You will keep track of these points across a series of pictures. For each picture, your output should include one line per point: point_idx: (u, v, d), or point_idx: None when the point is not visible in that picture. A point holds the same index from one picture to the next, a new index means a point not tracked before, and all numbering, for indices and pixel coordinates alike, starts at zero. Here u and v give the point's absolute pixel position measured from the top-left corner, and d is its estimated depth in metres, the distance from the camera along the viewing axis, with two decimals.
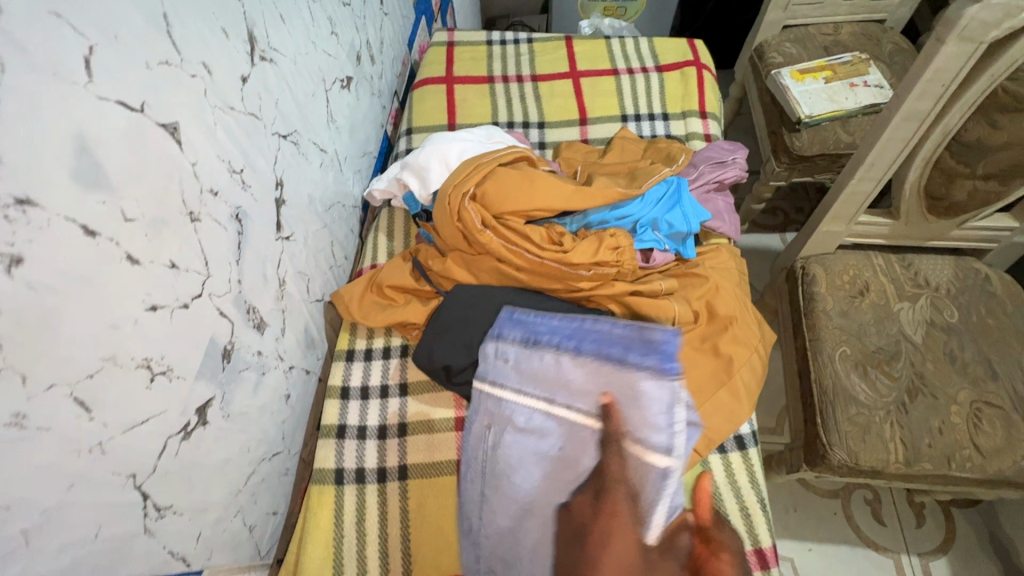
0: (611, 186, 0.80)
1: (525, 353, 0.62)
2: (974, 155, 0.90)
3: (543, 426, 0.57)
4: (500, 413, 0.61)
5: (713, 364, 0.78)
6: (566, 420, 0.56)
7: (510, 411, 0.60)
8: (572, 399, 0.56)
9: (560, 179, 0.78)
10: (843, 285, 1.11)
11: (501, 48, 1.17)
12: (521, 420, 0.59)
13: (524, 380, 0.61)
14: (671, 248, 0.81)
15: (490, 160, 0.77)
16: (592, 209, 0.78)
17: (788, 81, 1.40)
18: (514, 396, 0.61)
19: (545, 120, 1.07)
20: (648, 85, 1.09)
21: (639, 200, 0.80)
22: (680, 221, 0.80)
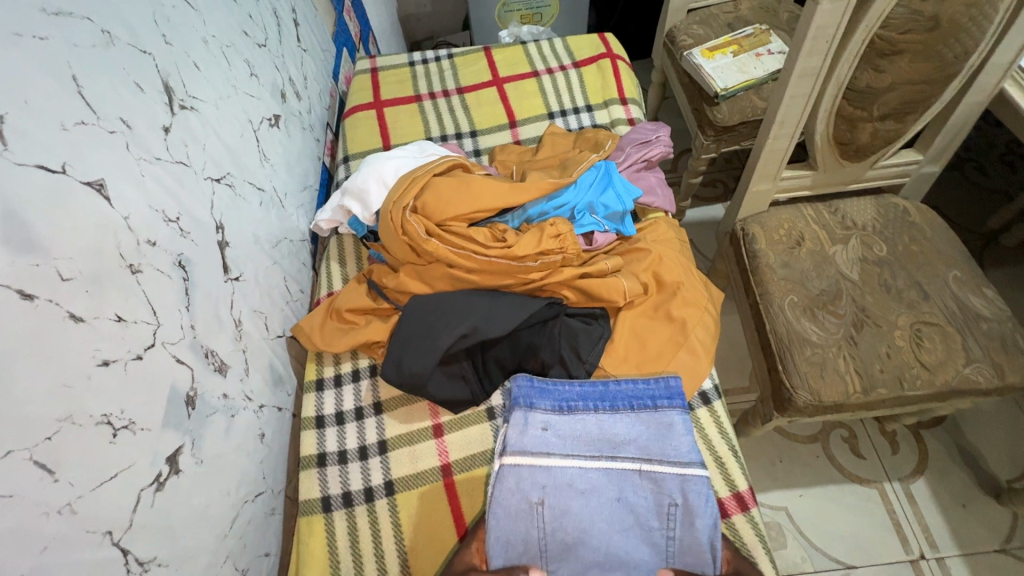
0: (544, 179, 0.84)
1: (562, 421, 0.72)
2: (866, 99, 0.98)
3: (601, 484, 0.68)
4: (554, 484, 0.67)
5: (668, 329, 0.83)
6: (618, 473, 0.69)
7: (566, 477, 0.68)
8: (617, 450, 0.71)
9: (495, 180, 0.81)
10: (780, 239, 1.18)
11: (424, 67, 1.20)
12: (577, 484, 0.68)
13: (565, 445, 0.70)
14: (611, 227, 0.85)
15: (424, 172, 0.80)
16: (529, 203, 0.82)
17: (700, 60, 1.49)
18: (563, 461, 0.69)
19: (476, 128, 1.10)
20: (568, 81, 1.15)
21: (573, 187, 0.83)
22: (615, 201, 0.84)
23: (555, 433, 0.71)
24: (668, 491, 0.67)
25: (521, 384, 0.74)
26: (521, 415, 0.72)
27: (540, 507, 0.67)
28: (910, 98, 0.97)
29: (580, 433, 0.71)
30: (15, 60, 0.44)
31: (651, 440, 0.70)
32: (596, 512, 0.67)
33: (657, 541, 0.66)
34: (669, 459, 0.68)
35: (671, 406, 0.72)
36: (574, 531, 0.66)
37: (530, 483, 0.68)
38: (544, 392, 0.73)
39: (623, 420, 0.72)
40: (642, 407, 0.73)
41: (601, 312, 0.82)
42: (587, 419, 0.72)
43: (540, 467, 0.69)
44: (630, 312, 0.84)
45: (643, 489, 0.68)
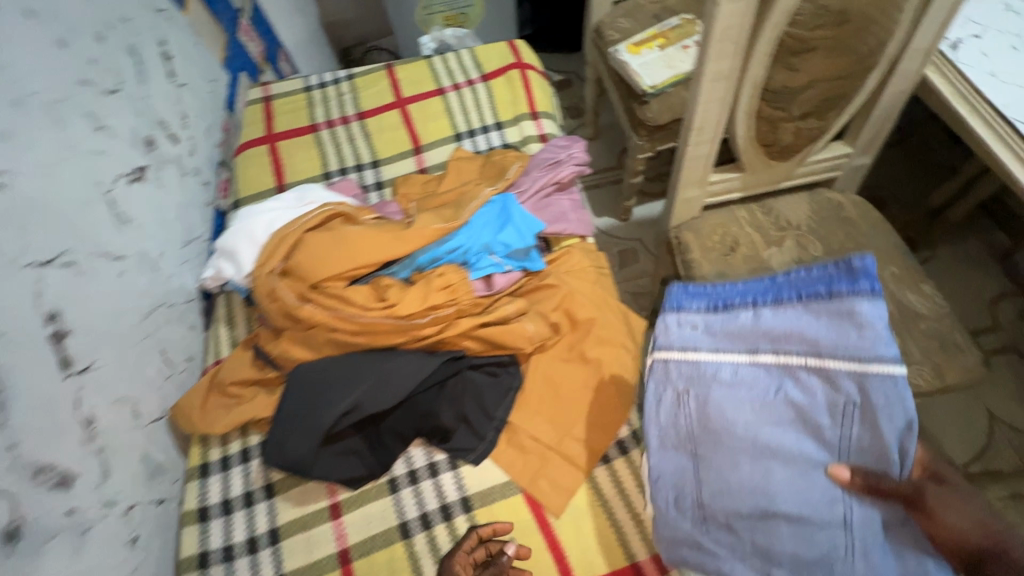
0: (433, 221, 0.75)
1: (716, 315, 0.53)
2: (784, 99, 0.92)
3: (757, 380, 0.50)
4: (699, 372, 0.51)
5: (582, 372, 0.77)
6: (777, 367, 0.49)
7: (711, 367, 0.51)
8: (778, 344, 0.50)
9: (376, 228, 0.73)
10: (714, 246, 1.13)
11: (321, 91, 1.11)
12: (724, 376, 0.51)
13: (726, 343, 0.52)
14: (514, 266, 0.78)
15: (295, 228, 0.72)
16: (418, 250, 0.74)
17: (626, 56, 1.41)
18: (712, 356, 0.52)
19: (378, 157, 1.01)
20: (476, 97, 1.07)
21: (465, 228, 0.76)
22: (514, 238, 0.77)
23: (706, 329, 0.53)
24: (846, 389, 0.46)
25: (675, 292, 0.56)
26: (670, 320, 0.55)
27: (684, 398, 0.51)
28: (829, 95, 0.93)
29: (734, 330, 0.52)
30: None
31: (822, 330, 0.48)
32: (749, 407, 0.49)
33: (827, 439, 0.47)
34: (847, 351, 0.46)
35: (868, 288, 0.48)
36: (714, 429, 0.49)
37: (678, 376, 0.52)
38: (696, 292, 0.56)
39: (787, 313, 0.51)
40: (813, 294, 0.50)
41: (509, 360, 0.76)
42: (743, 314, 0.52)
43: (688, 363, 0.52)
44: (542, 356, 0.79)
45: (808, 385, 0.48)
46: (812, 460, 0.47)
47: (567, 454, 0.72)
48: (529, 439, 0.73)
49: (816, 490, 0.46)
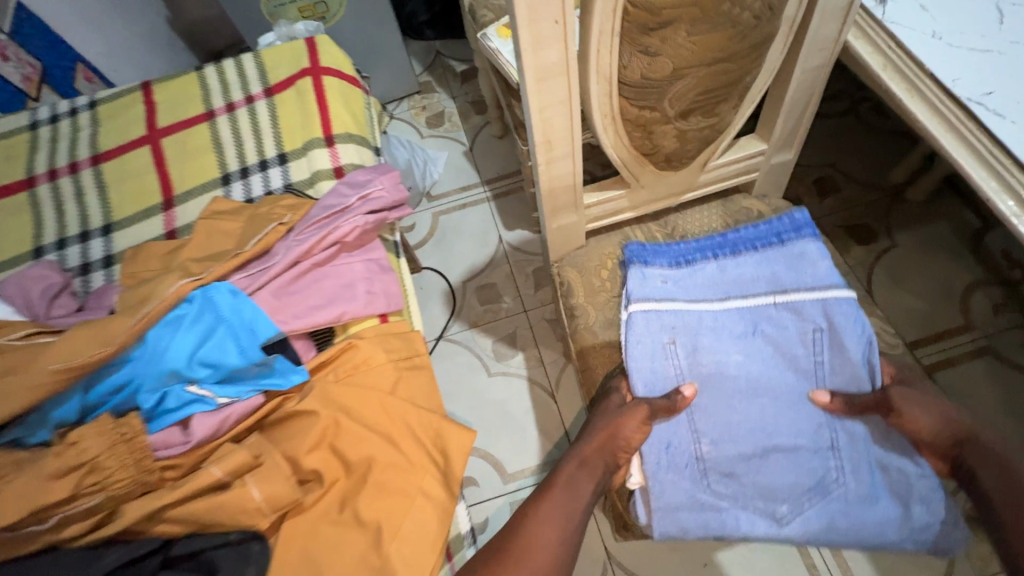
0: (69, 348, 0.48)
1: (677, 274, 0.71)
2: (652, 95, 0.66)
3: (731, 323, 0.69)
4: (684, 322, 0.69)
5: (359, 542, 0.51)
6: (753, 309, 0.69)
7: (693, 315, 0.69)
8: (744, 289, 0.71)
9: None
10: (603, 285, 0.87)
11: (51, 128, 0.81)
12: (705, 322, 0.69)
13: (686, 292, 0.70)
14: (232, 393, 0.53)
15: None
16: (58, 398, 0.50)
17: (495, 42, 1.13)
18: (686, 305, 0.69)
19: (111, 219, 0.73)
20: (255, 120, 0.78)
21: (138, 352, 0.51)
22: (222, 353, 0.53)
23: (674, 284, 0.71)
24: (811, 319, 0.67)
25: (634, 247, 0.72)
26: (638, 270, 0.70)
27: (674, 346, 0.69)
28: (712, 85, 0.66)
29: (700, 279, 0.71)
30: None
31: (783, 271, 0.70)
32: (731, 350, 0.68)
33: (807, 368, 0.67)
34: (806, 286, 0.68)
35: (801, 237, 0.71)
36: (711, 380, 0.67)
37: (658, 327, 0.69)
38: (656, 250, 0.72)
39: (746, 259, 0.71)
40: (765, 243, 0.71)
41: (238, 536, 0.48)
42: (707, 266, 0.72)
43: (663, 311, 0.69)
44: (298, 520, 0.52)
45: (783, 317, 0.68)
46: (798, 392, 0.66)
47: None
48: None
49: (809, 418, 0.65)
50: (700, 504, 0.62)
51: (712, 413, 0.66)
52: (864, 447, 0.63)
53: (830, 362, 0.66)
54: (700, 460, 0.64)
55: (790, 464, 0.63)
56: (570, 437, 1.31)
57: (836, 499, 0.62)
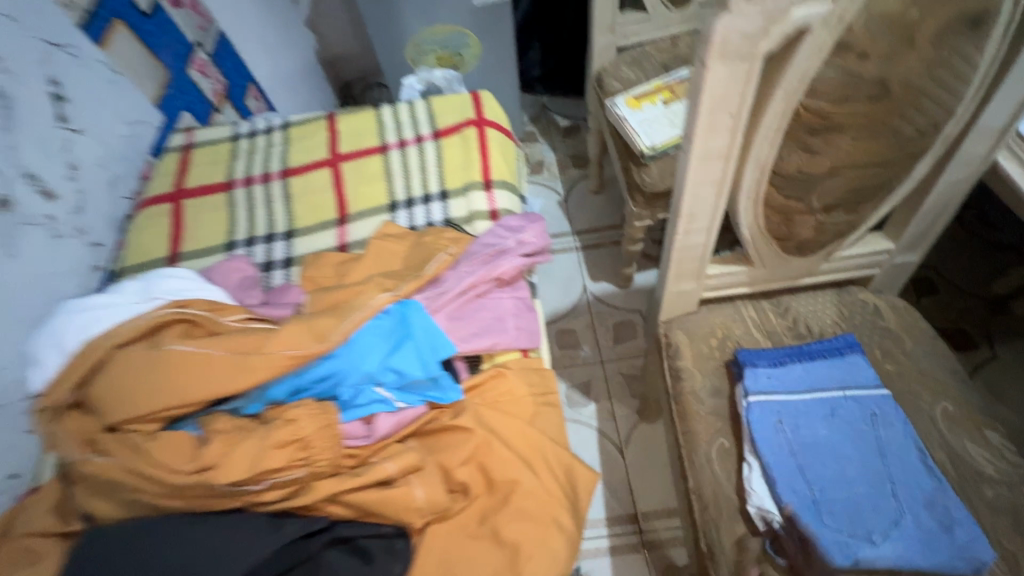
0: (296, 338, 0.57)
1: (778, 370, 0.83)
2: (803, 187, 0.71)
3: (817, 408, 0.79)
4: (787, 408, 0.79)
5: (493, 559, 0.55)
6: (828, 398, 0.79)
7: (789, 403, 0.80)
8: (823, 384, 0.81)
9: (209, 352, 0.55)
10: (711, 352, 0.90)
11: (249, 141, 0.95)
12: (800, 408, 0.79)
13: (785, 385, 0.81)
14: (410, 400, 0.60)
15: (109, 341, 0.56)
16: (270, 381, 0.57)
17: (624, 111, 1.22)
18: (784, 397, 0.80)
19: (293, 227, 0.84)
20: (422, 157, 0.89)
21: (346, 351, 0.58)
22: (411, 364, 0.60)
23: (777, 378, 0.82)
24: (867, 405, 0.78)
25: (743, 353, 0.85)
26: (748, 370, 0.83)
27: (782, 426, 0.78)
28: (860, 186, 0.71)
29: (792, 375, 0.82)
30: None
31: (846, 374, 0.81)
32: (820, 425, 0.77)
33: (873, 442, 0.75)
34: (860, 384, 0.80)
35: (854, 350, 0.84)
36: (811, 447, 0.76)
37: (768, 411, 0.79)
38: (759, 353, 0.85)
39: (822, 360, 0.83)
40: (833, 353, 0.83)
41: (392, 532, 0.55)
42: (794, 367, 0.83)
43: (773, 400, 0.80)
44: (442, 527, 0.57)
45: (850, 405, 0.78)
46: (878, 461, 0.74)
47: None
48: None
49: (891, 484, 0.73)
50: (822, 536, 0.70)
51: (820, 471, 0.74)
52: (952, 502, 0.71)
53: (897, 442, 0.75)
54: (814, 502, 0.72)
55: (886, 511, 0.71)
56: (634, 497, 1.30)
57: (932, 532, 0.69)
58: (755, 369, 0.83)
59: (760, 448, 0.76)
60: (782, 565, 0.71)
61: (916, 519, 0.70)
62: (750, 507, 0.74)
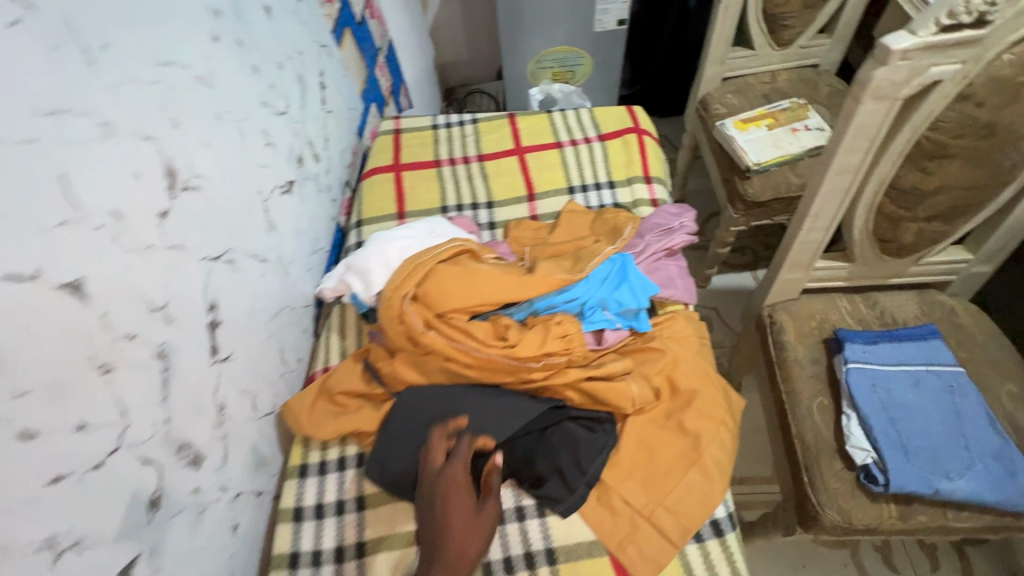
0: (554, 270, 0.80)
1: (872, 346, 1.02)
2: (913, 199, 0.91)
3: (904, 378, 0.98)
4: (880, 375, 0.99)
5: (679, 443, 0.76)
6: (913, 371, 0.99)
7: (882, 371, 0.99)
8: (909, 361, 1.01)
9: (502, 271, 0.78)
10: (811, 331, 1.10)
11: (447, 131, 1.19)
12: (891, 376, 0.99)
13: (878, 358, 1.01)
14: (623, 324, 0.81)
15: (431, 257, 0.77)
16: (538, 295, 0.79)
17: (733, 131, 1.44)
18: (877, 367, 1.00)
19: (493, 199, 1.07)
20: (592, 154, 1.11)
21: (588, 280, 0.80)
22: (630, 297, 0.80)
23: (871, 352, 1.01)
24: (945, 379, 0.98)
25: (842, 332, 1.05)
26: (847, 344, 1.02)
27: (876, 388, 0.97)
28: (958, 203, 0.91)
29: (884, 351, 1.02)
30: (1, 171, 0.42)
31: (928, 355, 1.01)
32: (906, 391, 0.97)
33: (949, 406, 0.95)
34: (939, 362, 1.00)
35: (934, 337, 1.03)
36: (900, 406, 0.95)
37: (865, 376, 0.99)
38: (855, 333, 1.05)
39: (908, 342, 1.03)
40: (918, 338, 1.03)
41: (607, 417, 0.77)
42: (885, 345, 1.02)
43: (868, 368, 0.99)
44: (639, 418, 0.78)
45: (931, 378, 0.98)
46: (953, 421, 0.94)
47: (657, 525, 0.70)
48: (618, 500, 0.73)
49: (964, 438, 0.92)
50: (910, 471, 0.89)
51: (906, 424, 0.94)
52: (1013, 456, 0.90)
53: (970, 408, 0.95)
54: (903, 446, 0.91)
55: (959, 457, 0.90)
56: None
57: (997, 476, 0.88)
58: (853, 343, 1.03)
59: (859, 403, 0.95)
60: (875, 491, 0.91)
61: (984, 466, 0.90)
62: (849, 447, 0.94)
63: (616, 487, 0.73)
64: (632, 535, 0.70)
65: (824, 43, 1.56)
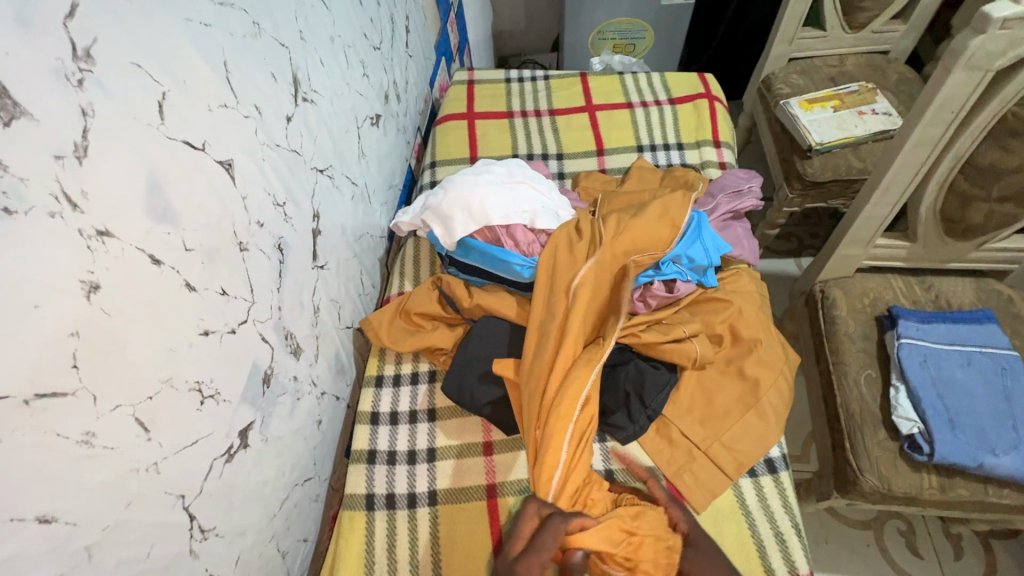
0: (632, 226, 0.83)
1: (926, 325, 1.03)
2: (988, 177, 0.92)
3: (956, 357, 0.99)
4: (932, 352, 1.00)
5: (739, 387, 0.78)
6: (966, 351, 1.00)
7: (933, 349, 1.00)
8: (962, 341, 1.01)
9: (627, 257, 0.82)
10: (863, 308, 1.11)
11: (520, 85, 1.22)
12: (943, 355, 1.00)
13: (931, 336, 1.02)
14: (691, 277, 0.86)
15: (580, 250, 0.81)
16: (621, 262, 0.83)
17: (797, 110, 1.43)
18: (930, 344, 1.01)
19: (563, 151, 1.11)
20: (662, 116, 1.13)
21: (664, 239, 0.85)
22: (701, 254, 0.85)
23: (924, 330, 1.02)
24: (999, 361, 0.98)
25: (895, 309, 1.06)
26: (900, 321, 1.04)
27: (927, 364, 0.98)
28: None
29: (937, 331, 1.03)
30: (185, 45, 0.47)
31: (983, 337, 1.01)
32: (958, 369, 0.98)
33: (1002, 387, 0.95)
34: (994, 344, 1.00)
35: (991, 320, 1.03)
36: (950, 383, 0.96)
37: (916, 352, 1.00)
38: (909, 311, 1.06)
39: (963, 324, 1.03)
40: (972, 320, 1.04)
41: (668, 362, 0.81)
42: (939, 325, 1.03)
43: (921, 345, 1.00)
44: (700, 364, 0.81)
45: (984, 359, 0.99)
46: (1006, 402, 0.94)
47: (714, 459, 0.74)
48: (676, 434, 0.76)
49: (1016, 418, 0.92)
50: (956, 444, 0.90)
51: (956, 401, 0.95)
52: None
53: (1021, 392, 0.95)
54: (951, 420, 0.92)
55: (1009, 435, 0.91)
56: None
57: None
58: (906, 321, 1.04)
59: (909, 376, 0.97)
60: (918, 460, 0.93)
61: None
62: (895, 417, 0.96)
63: (675, 422, 0.77)
64: (689, 465, 0.74)
65: (898, 30, 1.54)
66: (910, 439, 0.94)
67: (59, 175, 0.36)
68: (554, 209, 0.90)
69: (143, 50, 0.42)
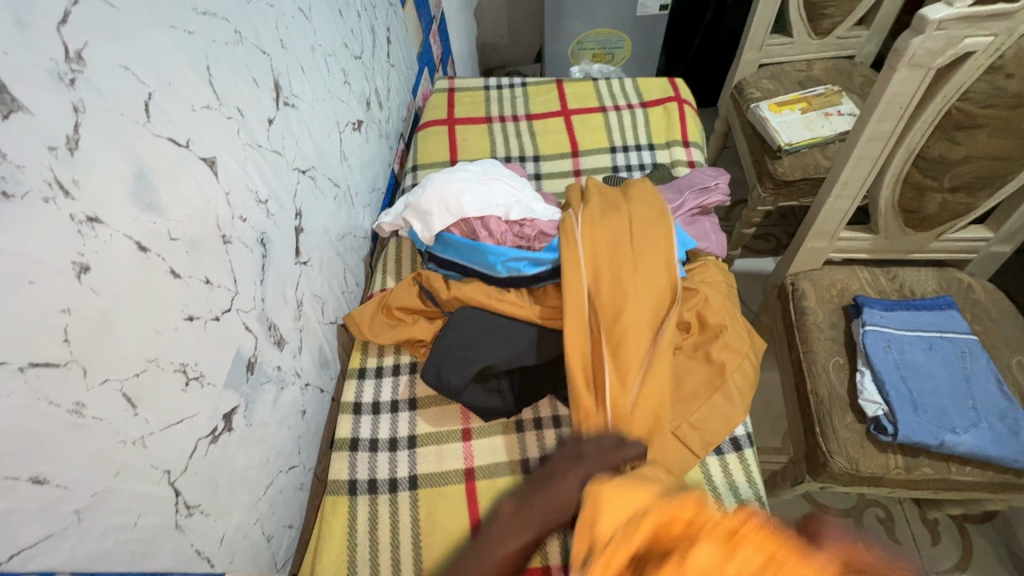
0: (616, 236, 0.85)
1: (889, 312, 1.07)
2: (939, 169, 0.97)
3: (918, 342, 1.04)
4: (895, 338, 1.04)
5: (706, 370, 0.82)
6: (927, 336, 1.04)
7: (896, 335, 1.04)
8: (923, 327, 1.06)
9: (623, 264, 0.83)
10: (831, 299, 1.16)
11: (498, 92, 1.27)
12: (906, 340, 1.04)
13: (894, 323, 1.06)
14: None
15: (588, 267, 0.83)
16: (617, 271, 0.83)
17: (766, 113, 1.49)
18: (893, 330, 1.05)
19: (539, 154, 1.16)
20: (633, 119, 1.19)
21: None
22: None
23: (888, 318, 1.07)
24: (959, 345, 1.02)
25: (861, 299, 1.11)
26: (865, 310, 1.08)
27: (890, 349, 1.02)
28: (984, 174, 0.96)
29: (899, 318, 1.07)
30: (170, 50, 0.51)
31: (943, 322, 1.06)
32: (920, 353, 1.02)
33: (961, 370, 0.99)
34: (953, 329, 1.04)
35: (951, 307, 1.08)
36: (913, 366, 1.00)
37: (880, 339, 1.04)
38: (873, 300, 1.10)
39: (923, 312, 1.08)
40: (933, 307, 1.08)
41: None
42: (902, 312, 1.08)
43: (885, 331, 1.05)
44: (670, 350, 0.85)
45: (944, 343, 1.03)
46: (964, 383, 0.98)
47: (682, 438, 0.77)
48: None
49: (974, 398, 0.96)
50: (919, 424, 0.94)
51: (919, 383, 0.98)
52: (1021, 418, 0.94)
53: (980, 372, 0.99)
54: (914, 401, 0.96)
55: (967, 415, 0.95)
56: None
57: (1003, 435, 0.92)
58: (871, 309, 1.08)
59: (874, 361, 1.01)
60: (884, 441, 0.96)
61: (993, 426, 0.93)
62: (861, 400, 1.00)
63: None
64: None
65: (861, 35, 1.61)
66: (875, 421, 0.98)
67: (52, 164, 0.39)
68: (528, 204, 0.95)
69: (129, 54, 0.46)
